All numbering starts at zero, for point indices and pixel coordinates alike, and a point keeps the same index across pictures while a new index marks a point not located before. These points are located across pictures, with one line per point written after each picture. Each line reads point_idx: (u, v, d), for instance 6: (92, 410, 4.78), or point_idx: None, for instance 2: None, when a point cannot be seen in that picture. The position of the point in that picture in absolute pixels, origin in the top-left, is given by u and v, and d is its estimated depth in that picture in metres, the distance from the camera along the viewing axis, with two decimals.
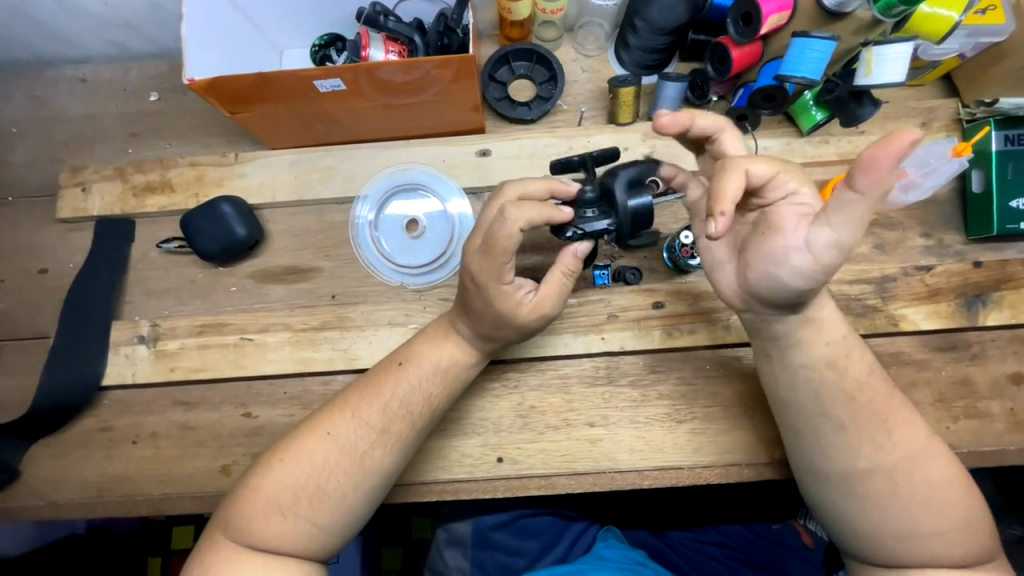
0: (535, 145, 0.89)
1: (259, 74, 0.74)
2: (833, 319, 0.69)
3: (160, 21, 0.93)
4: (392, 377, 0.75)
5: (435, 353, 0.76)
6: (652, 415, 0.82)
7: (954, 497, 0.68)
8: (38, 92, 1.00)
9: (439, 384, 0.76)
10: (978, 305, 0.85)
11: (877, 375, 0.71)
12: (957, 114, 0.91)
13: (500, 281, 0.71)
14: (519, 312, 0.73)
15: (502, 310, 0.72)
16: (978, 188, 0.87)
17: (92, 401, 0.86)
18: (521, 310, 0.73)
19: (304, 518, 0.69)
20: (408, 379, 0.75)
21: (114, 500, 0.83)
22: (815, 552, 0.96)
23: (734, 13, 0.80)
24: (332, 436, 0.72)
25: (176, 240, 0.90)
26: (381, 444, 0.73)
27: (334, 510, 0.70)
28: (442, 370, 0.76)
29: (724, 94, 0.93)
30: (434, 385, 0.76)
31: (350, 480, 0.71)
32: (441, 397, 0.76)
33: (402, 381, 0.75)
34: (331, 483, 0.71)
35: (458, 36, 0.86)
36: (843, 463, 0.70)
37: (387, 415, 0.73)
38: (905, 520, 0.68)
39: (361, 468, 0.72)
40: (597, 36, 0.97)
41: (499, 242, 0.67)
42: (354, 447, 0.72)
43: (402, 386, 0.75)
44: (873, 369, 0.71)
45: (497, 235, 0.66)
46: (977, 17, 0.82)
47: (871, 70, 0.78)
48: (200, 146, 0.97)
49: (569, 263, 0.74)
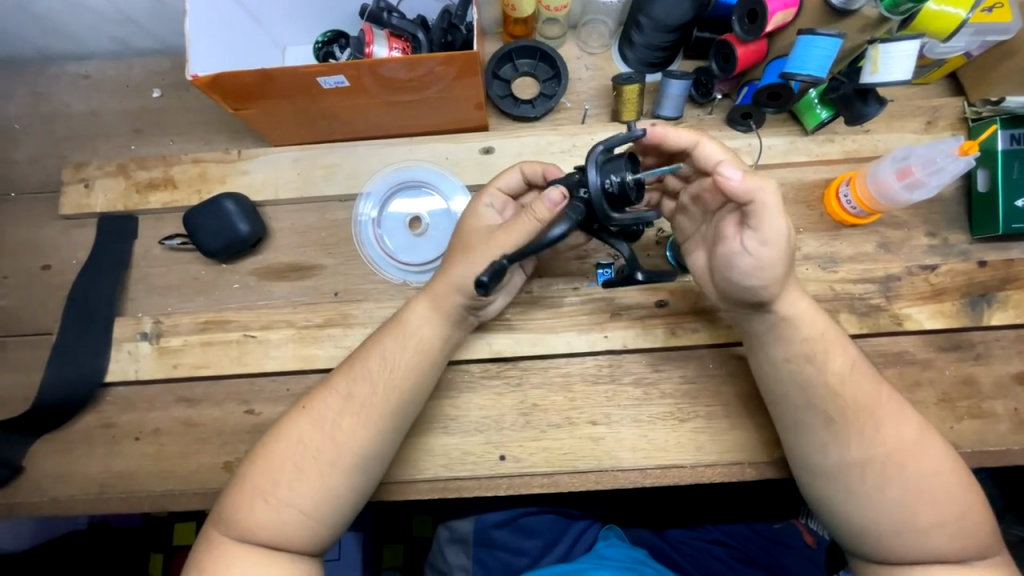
0: (538, 143, 0.89)
1: (262, 71, 0.74)
2: (810, 313, 0.71)
3: (163, 17, 0.93)
4: (368, 351, 0.75)
5: (415, 327, 0.75)
6: (655, 413, 0.82)
7: (955, 495, 0.68)
8: (41, 88, 1.00)
9: (409, 356, 0.75)
10: (982, 305, 0.85)
11: (863, 370, 0.71)
12: (962, 113, 0.90)
13: (478, 203, 0.76)
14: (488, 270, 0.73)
15: (466, 240, 0.75)
16: (983, 187, 0.86)
17: (94, 398, 0.86)
18: (477, 244, 0.73)
19: (287, 504, 0.69)
20: (380, 351, 0.75)
21: (117, 496, 0.83)
22: (816, 551, 0.96)
23: (739, 11, 0.80)
24: (308, 410, 0.73)
25: (178, 237, 0.90)
26: (356, 421, 0.72)
27: (313, 493, 0.70)
28: (415, 342, 0.75)
29: (728, 92, 0.93)
30: (407, 355, 0.75)
31: (325, 458, 0.70)
32: (419, 373, 0.75)
33: (376, 355, 0.74)
34: (308, 461, 0.70)
35: (461, 33, 0.86)
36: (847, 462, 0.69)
37: (353, 381, 0.73)
38: (908, 521, 0.68)
39: (332, 445, 0.71)
40: (601, 33, 0.96)
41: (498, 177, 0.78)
42: (324, 420, 0.72)
43: (375, 358, 0.74)
44: (863, 365, 0.72)
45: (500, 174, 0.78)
46: (984, 16, 0.80)
47: (878, 68, 0.76)
48: (203, 143, 0.97)
49: (541, 212, 0.68)
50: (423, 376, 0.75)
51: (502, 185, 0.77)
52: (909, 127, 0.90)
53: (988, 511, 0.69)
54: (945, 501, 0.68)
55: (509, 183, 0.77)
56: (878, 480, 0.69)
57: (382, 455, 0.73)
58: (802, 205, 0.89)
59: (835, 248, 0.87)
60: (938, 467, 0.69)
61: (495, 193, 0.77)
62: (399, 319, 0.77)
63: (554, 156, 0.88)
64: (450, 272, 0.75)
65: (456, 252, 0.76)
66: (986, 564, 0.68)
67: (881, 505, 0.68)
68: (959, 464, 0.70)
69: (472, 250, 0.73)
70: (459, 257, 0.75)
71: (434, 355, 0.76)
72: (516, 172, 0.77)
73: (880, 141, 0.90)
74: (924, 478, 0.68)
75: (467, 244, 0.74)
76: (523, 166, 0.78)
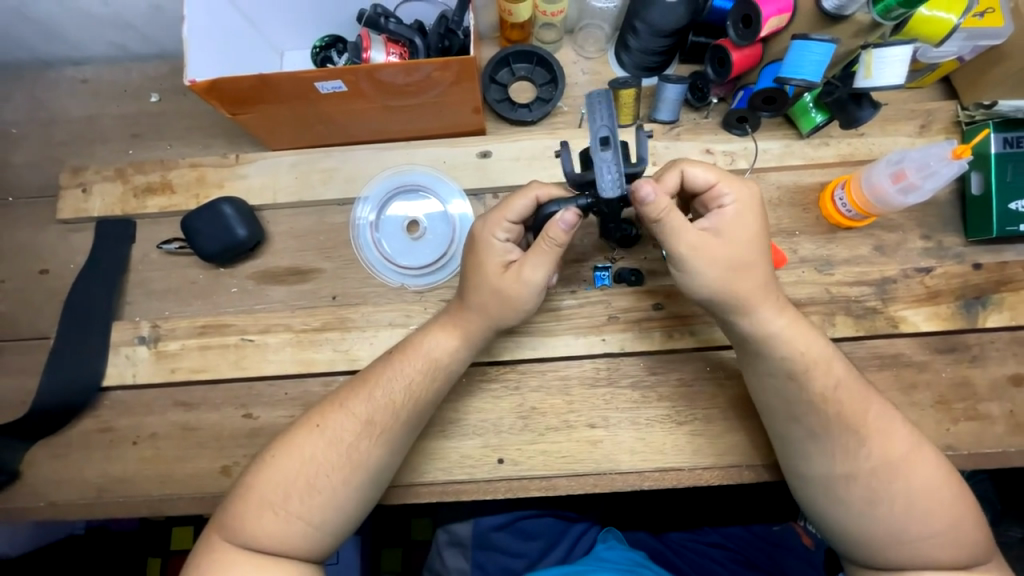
0: (535, 147, 0.90)
1: (260, 77, 0.74)
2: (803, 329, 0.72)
3: (161, 22, 0.93)
4: (381, 373, 0.75)
5: (430, 343, 0.76)
6: (653, 416, 0.82)
7: (947, 494, 0.69)
8: (39, 94, 1.00)
9: (421, 371, 0.75)
10: (978, 307, 0.85)
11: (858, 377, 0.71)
12: (956, 116, 0.91)
13: (490, 233, 0.73)
14: (504, 289, 0.73)
15: (487, 277, 0.74)
16: (977, 190, 0.87)
17: (92, 402, 0.86)
18: (504, 281, 0.73)
19: (298, 517, 0.69)
20: (397, 372, 0.75)
21: (114, 500, 0.83)
22: (815, 553, 0.97)
23: (733, 16, 0.80)
24: (319, 427, 0.72)
25: (176, 241, 0.90)
26: (366, 434, 0.72)
27: (324, 506, 0.70)
28: (430, 361, 0.75)
29: (724, 96, 0.93)
30: (411, 369, 0.75)
31: (339, 474, 0.71)
32: (428, 386, 0.75)
33: (387, 371, 0.75)
34: (319, 478, 0.71)
35: (459, 37, 0.87)
36: (841, 463, 0.70)
37: (371, 404, 0.73)
38: (899, 522, 0.68)
39: (347, 461, 0.71)
40: (597, 38, 0.97)
41: (509, 203, 0.73)
42: (339, 438, 0.72)
43: (390, 378, 0.74)
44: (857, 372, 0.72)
45: (509, 200, 0.73)
46: (976, 21, 0.81)
47: (871, 73, 0.77)
48: (200, 147, 0.97)
49: (556, 235, 0.67)
50: (439, 395, 0.76)
51: (549, 237, 0.68)
52: (904, 131, 0.91)
53: (977, 511, 0.70)
54: (938, 498, 0.68)
55: (556, 234, 0.68)
56: (871, 479, 0.69)
57: (389, 468, 0.74)
58: (799, 208, 0.89)
59: (831, 251, 0.88)
60: (930, 465, 0.69)
61: (506, 224, 0.73)
62: (413, 341, 0.77)
63: (550, 160, 0.89)
64: (470, 298, 0.75)
65: (475, 280, 0.75)
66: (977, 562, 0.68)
67: (876, 505, 0.69)
68: (949, 465, 0.71)
69: (499, 287, 0.73)
70: (478, 280, 0.74)
71: (439, 365, 0.76)
72: (529, 201, 0.73)
73: (875, 145, 0.90)
74: (917, 479, 0.69)
75: (487, 279, 0.74)
76: (537, 192, 0.73)
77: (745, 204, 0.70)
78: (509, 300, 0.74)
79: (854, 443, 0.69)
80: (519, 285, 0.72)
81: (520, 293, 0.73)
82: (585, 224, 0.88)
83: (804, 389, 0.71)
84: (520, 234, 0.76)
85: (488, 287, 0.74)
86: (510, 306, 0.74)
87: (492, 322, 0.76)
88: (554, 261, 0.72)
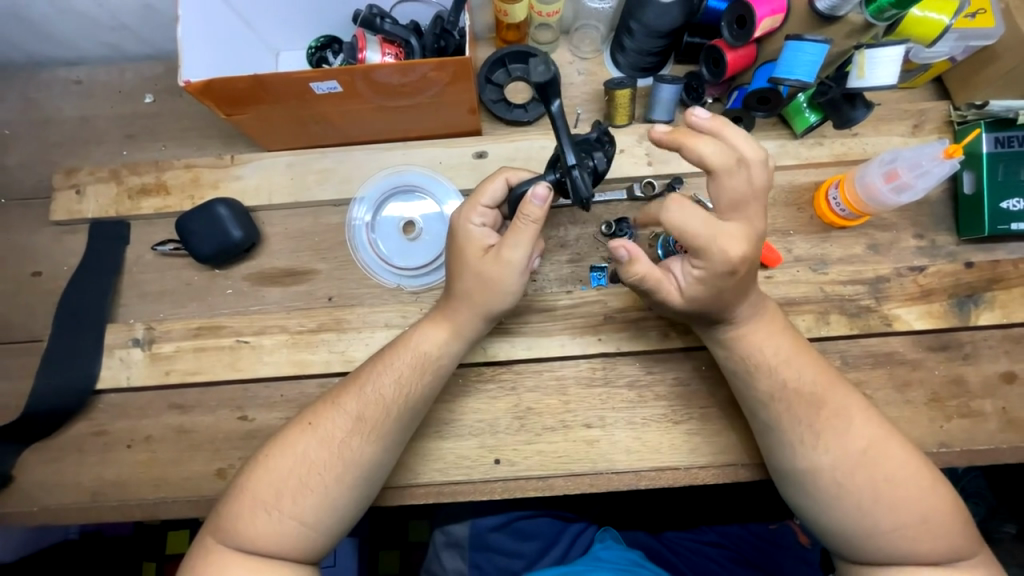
0: (531, 147, 0.90)
1: (256, 77, 0.74)
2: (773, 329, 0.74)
3: (156, 22, 0.93)
4: (376, 371, 0.75)
5: (425, 341, 0.76)
6: (650, 415, 0.82)
7: (923, 488, 0.68)
8: (30, 94, 1.00)
9: (418, 372, 0.75)
10: (970, 305, 0.86)
11: (836, 378, 0.73)
12: (948, 116, 0.92)
13: (466, 220, 0.74)
14: (493, 280, 0.73)
15: (468, 263, 0.74)
16: (969, 190, 0.88)
17: (86, 405, 0.85)
18: (485, 264, 0.73)
19: (291, 517, 0.69)
20: (391, 370, 0.75)
21: (107, 505, 0.82)
22: (811, 552, 0.98)
23: (727, 17, 0.81)
24: (314, 427, 0.72)
25: (171, 242, 0.89)
26: (360, 434, 0.72)
27: (317, 505, 0.70)
28: (425, 359, 0.75)
29: (719, 96, 0.94)
30: (406, 367, 0.75)
31: (333, 474, 0.71)
32: (424, 386, 0.75)
33: (382, 372, 0.74)
34: (314, 478, 0.70)
35: (455, 38, 0.85)
36: (806, 458, 0.70)
37: (364, 402, 0.73)
38: (872, 516, 0.68)
39: (343, 462, 0.71)
40: (593, 38, 0.98)
41: (481, 188, 0.75)
42: (334, 438, 0.72)
43: (385, 377, 0.74)
44: (835, 374, 0.73)
45: (481, 186, 0.75)
46: (967, 21, 0.82)
47: (864, 73, 0.77)
48: (196, 148, 0.96)
49: (530, 212, 0.68)
50: (432, 393, 0.76)
51: (524, 214, 0.69)
52: (897, 131, 0.92)
53: (959, 503, 0.69)
54: (912, 490, 0.68)
55: (531, 211, 0.68)
56: (839, 474, 0.69)
57: (385, 467, 0.74)
58: (793, 208, 0.90)
59: (826, 250, 0.88)
60: (902, 457, 0.69)
61: (481, 208, 0.74)
62: (406, 340, 0.77)
63: (546, 160, 0.89)
64: (455, 286, 0.75)
65: (458, 267, 0.75)
66: (958, 557, 0.68)
67: (848, 501, 0.69)
68: (923, 459, 0.70)
69: (480, 271, 0.73)
70: (459, 268, 0.75)
71: (434, 366, 0.75)
72: (500, 183, 0.74)
73: (869, 144, 0.91)
74: (892, 469, 0.69)
75: (469, 263, 0.74)
76: (507, 175, 0.75)
77: (716, 270, 0.66)
78: (493, 285, 0.73)
79: (819, 435, 0.70)
80: (500, 267, 0.72)
81: (502, 275, 0.73)
82: (582, 223, 0.89)
83: (762, 385, 0.73)
84: (497, 219, 0.77)
85: (475, 277, 0.74)
86: (495, 290, 0.74)
87: (490, 322, 0.77)
88: (534, 240, 0.72)
